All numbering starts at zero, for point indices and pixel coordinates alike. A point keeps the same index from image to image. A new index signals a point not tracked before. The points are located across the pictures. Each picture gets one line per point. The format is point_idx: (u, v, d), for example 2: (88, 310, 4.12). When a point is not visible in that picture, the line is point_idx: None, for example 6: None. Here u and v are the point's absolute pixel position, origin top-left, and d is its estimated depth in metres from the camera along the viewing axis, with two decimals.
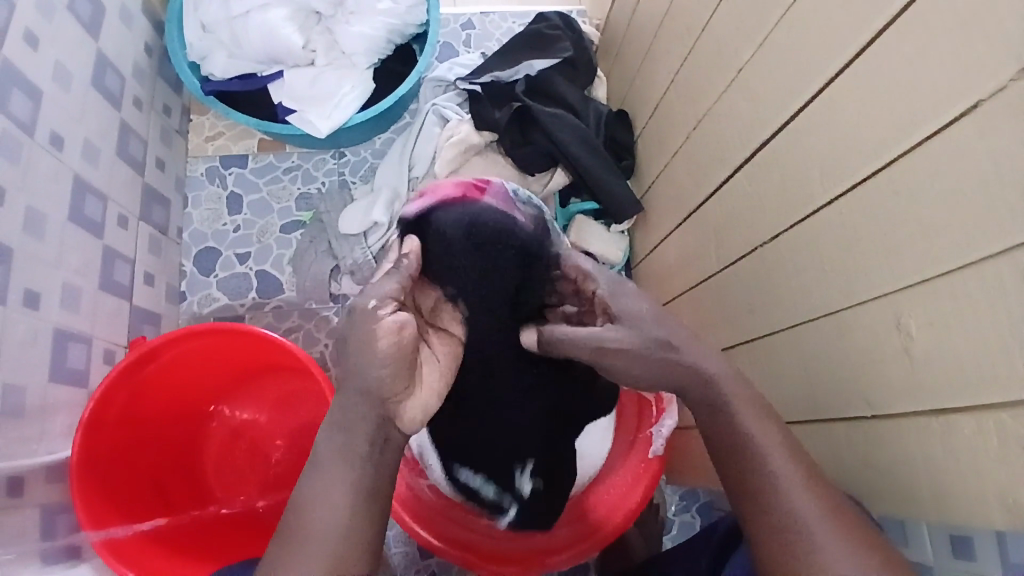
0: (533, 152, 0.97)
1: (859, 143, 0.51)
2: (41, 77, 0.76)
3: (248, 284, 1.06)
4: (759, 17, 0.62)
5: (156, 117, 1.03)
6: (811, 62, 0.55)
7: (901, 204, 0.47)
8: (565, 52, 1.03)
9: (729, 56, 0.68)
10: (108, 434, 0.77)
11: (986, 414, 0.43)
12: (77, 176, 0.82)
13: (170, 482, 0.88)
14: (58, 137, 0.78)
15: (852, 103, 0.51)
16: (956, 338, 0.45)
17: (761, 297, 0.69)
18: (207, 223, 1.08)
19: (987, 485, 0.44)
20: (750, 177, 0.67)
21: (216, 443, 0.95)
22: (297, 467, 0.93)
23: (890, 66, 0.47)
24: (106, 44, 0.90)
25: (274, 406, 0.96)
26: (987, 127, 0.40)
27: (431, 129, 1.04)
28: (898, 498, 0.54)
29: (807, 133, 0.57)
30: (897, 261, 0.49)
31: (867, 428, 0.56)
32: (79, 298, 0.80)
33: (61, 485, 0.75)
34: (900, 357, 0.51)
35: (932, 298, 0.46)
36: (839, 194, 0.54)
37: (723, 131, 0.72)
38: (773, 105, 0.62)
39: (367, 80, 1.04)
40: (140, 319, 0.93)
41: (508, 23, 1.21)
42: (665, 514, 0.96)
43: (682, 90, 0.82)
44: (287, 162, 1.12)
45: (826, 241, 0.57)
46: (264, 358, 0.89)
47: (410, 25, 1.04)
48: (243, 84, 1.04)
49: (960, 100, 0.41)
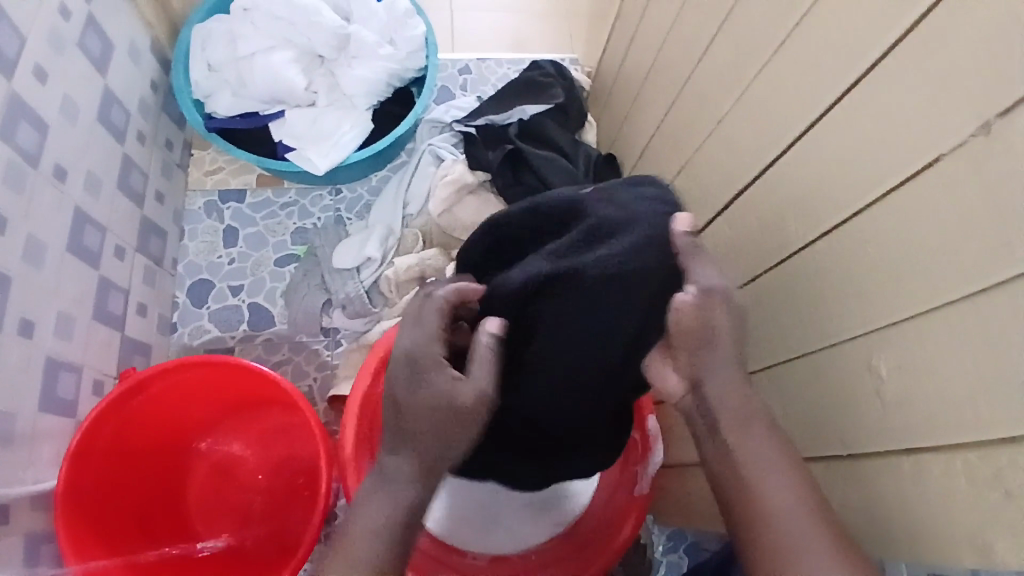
0: (523, 191, 0.99)
1: (830, 193, 0.54)
2: (49, 113, 0.79)
3: (240, 316, 1.07)
4: (738, 71, 0.66)
5: (158, 151, 1.05)
6: (786, 115, 0.58)
7: (871, 249, 0.50)
8: (556, 98, 1.07)
9: (711, 106, 0.72)
10: (95, 463, 0.77)
11: (954, 455, 0.45)
12: (78, 208, 0.83)
13: (154, 517, 0.87)
14: (62, 168, 0.81)
15: (823, 154, 0.54)
16: (923, 379, 0.47)
17: None
18: (202, 255, 1.10)
19: (958, 526, 0.45)
20: (731, 222, 0.70)
21: (202, 477, 0.94)
22: (281, 504, 0.92)
23: (858, 121, 0.50)
24: (113, 80, 0.93)
25: (262, 440, 0.96)
26: (944, 182, 0.43)
27: (427, 168, 1.08)
28: (874, 540, 0.55)
29: (782, 181, 0.60)
30: (868, 303, 0.51)
31: (843, 470, 0.57)
32: (72, 327, 0.81)
33: (43, 516, 0.75)
34: (873, 399, 0.52)
35: (902, 342, 0.48)
36: (812, 240, 0.56)
37: (705, 177, 0.75)
38: (750, 154, 0.65)
39: (366, 120, 1.08)
40: (132, 349, 0.94)
41: (503, 69, 1.26)
42: (652, 555, 0.95)
43: (667, 136, 0.85)
44: (284, 198, 1.15)
45: (801, 285, 0.59)
46: (254, 391, 0.89)
47: (409, 69, 1.09)
48: (246, 122, 1.07)
49: (922, 155, 0.44)
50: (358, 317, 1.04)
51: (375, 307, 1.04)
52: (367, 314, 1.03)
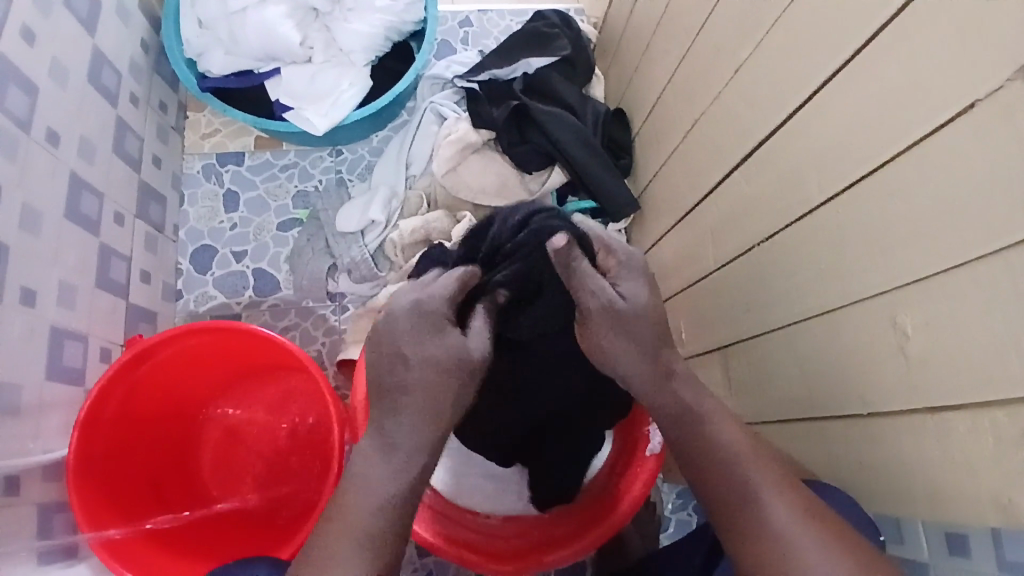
0: (530, 150, 0.98)
1: (856, 144, 0.51)
2: (38, 75, 0.76)
3: (245, 282, 1.06)
4: (756, 20, 0.62)
5: (153, 114, 1.02)
6: (808, 62, 0.55)
7: (899, 203, 0.48)
8: (562, 51, 1.02)
9: (728, 55, 0.69)
10: (103, 433, 0.77)
11: (979, 414, 0.44)
12: (73, 173, 0.81)
13: (166, 483, 0.88)
14: (55, 134, 0.78)
15: (849, 104, 0.51)
16: (949, 337, 0.46)
17: (756, 297, 0.69)
18: (204, 221, 1.08)
19: (980, 483, 0.45)
20: (748, 177, 0.67)
21: (213, 442, 0.94)
22: (295, 465, 0.93)
23: (886, 68, 0.47)
24: (102, 41, 0.90)
25: (271, 405, 0.96)
26: (979, 131, 0.40)
27: (428, 128, 1.05)
28: (892, 495, 0.55)
29: (803, 134, 0.57)
30: (893, 259, 0.49)
31: (862, 428, 0.56)
32: (74, 295, 0.80)
33: (57, 485, 0.75)
34: (895, 356, 0.51)
35: (928, 299, 0.46)
36: (834, 196, 0.54)
37: (720, 130, 0.72)
38: (769, 106, 0.62)
39: (364, 77, 1.04)
40: (137, 317, 0.93)
41: (505, 22, 1.21)
42: (661, 512, 0.97)
43: (680, 88, 0.82)
44: (283, 160, 1.12)
45: (820, 243, 0.57)
46: (260, 356, 0.89)
47: (408, 23, 1.04)
48: (239, 81, 1.04)
49: (954, 103, 0.42)
50: (365, 281, 1.02)
51: (383, 271, 1.02)
52: (374, 279, 1.02)
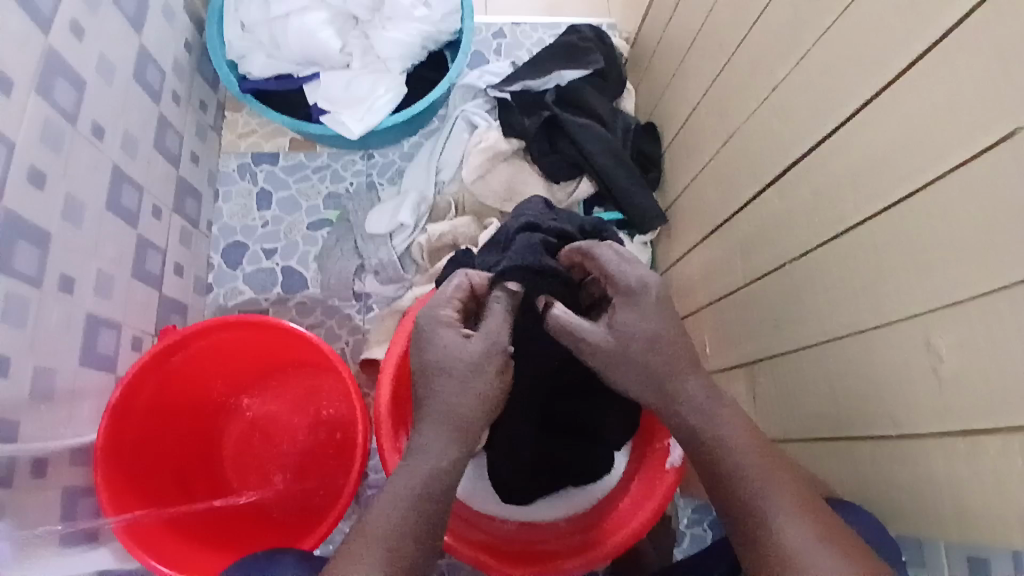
0: (559, 161, 0.99)
1: (892, 164, 0.51)
2: (86, 70, 0.78)
3: (274, 279, 1.07)
4: (792, 40, 0.63)
5: (193, 113, 1.05)
6: (846, 80, 0.56)
7: (935, 224, 0.48)
8: (596, 64, 1.04)
9: (762, 73, 0.69)
10: (133, 420, 0.79)
11: (1011, 436, 0.44)
12: (115, 166, 0.84)
13: (189, 472, 0.89)
14: (99, 128, 0.81)
15: (886, 125, 0.52)
16: (984, 360, 0.45)
17: (786, 313, 0.69)
18: (237, 217, 1.11)
19: (1011, 508, 0.45)
20: (781, 194, 0.67)
21: (236, 435, 0.96)
22: (315, 462, 0.94)
23: (925, 90, 0.47)
24: (148, 40, 0.93)
25: (295, 401, 0.97)
26: (1018, 154, 0.40)
27: (460, 135, 1.07)
28: (920, 518, 0.54)
29: (838, 153, 0.57)
30: (927, 280, 0.49)
31: (889, 448, 0.56)
32: (112, 284, 0.82)
33: (82, 470, 0.77)
34: (928, 377, 0.51)
35: (963, 320, 0.46)
36: (869, 215, 0.54)
37: (753, 147, 0.73)
38: (804, 125, 0.62)
39: (400, 83, 1.06)
40: (169, 308, 0.96)
41: (539, 34, 1.22)
42: (676, 527, 0.96)
43: (713, 104, 0.82)
44: (317, 161, 1.14)
45: (853, 261, 0.57)
46: (288, 351, 0.91)
47: (444, 32, 1.06)
48: (279, 84, 1.06)
49: (994, 126, 0.42)
50: (391, 283, 1.04)
51: (408, 274, 1.04)
52: (399, 281, 1.04)
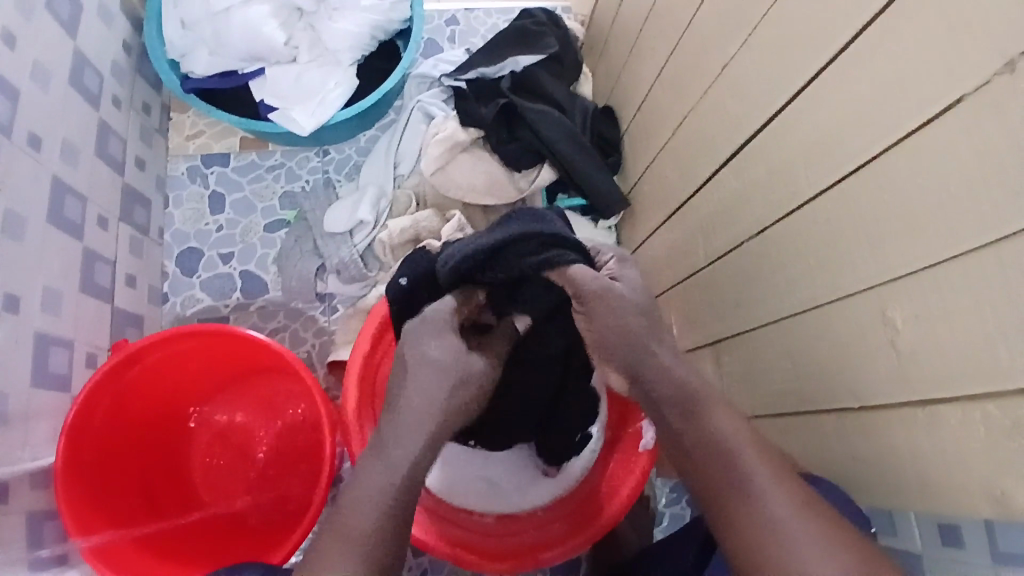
0: (518, 148, 0.98)
1: (842, 140, 0.51)
2: (18, 77, 0.74)
3: (233, 284, 1.04)
4: (744, 17, 0.62)
5: (136, 116, 1.01)
6: (795, 58, 0.55)
7: (887, 197, 0.48)
8: (551, 48, 1.01)
9: (715, 52, 0.69)
10: (90, 440, 0.76)
11: (971, 407, 0.44)
12: (56, 177, 0.80)
13: (157, 489, 0.87)
14: (37, 137, 0.77)
15: (834, 100, 0.52)
16: (940, 329, 0.46)
17: (747, 292, 0.69)
18: (189, 223, 1.07)
19: (971, 472, 0.46)
20: (738, 173, 0.67)
21: (203, 447, 0.93)
22: (286, 468, 0.92)
23: (871, 64, 0.47)
24: (84, 42, 0.88)
25: (261, 409, 0.95)
26: (969, 125, 0.40)
27: (417, 126, 1.04)
28: (883, 487, 0.56)
29: (791, 131, 0.58)
30: (882, 253, 0.49)
31: (853, 420, 0.57)
32: (60, 301, 0.79)
33: (45, 494, 0.74)
34: (887, 349, 0.51)
35: (916, 293, 0.47)
36: (822, 190, 0.55)
37: (709, 127, 0.72)
38: (758, 103, 0.62)
39: (352, 76, 1.03)
40: (124, 321, 0.92)
41: (493, 20, 1.20)
42: (656, 507, 0.97)
43: (669, 84, 0.82)
44: (270, 160, 1.11)
45: (811, 238, 0.57)
46: (250, 357, 0.88)
47: (395, 21, 1.04)
48: (224, 81, 1.02)
49: (941, 99, 0.42)
50: (354, 282, 1.01)
51: (371, 272, 1.01)
52: (363, 279, 1.01)
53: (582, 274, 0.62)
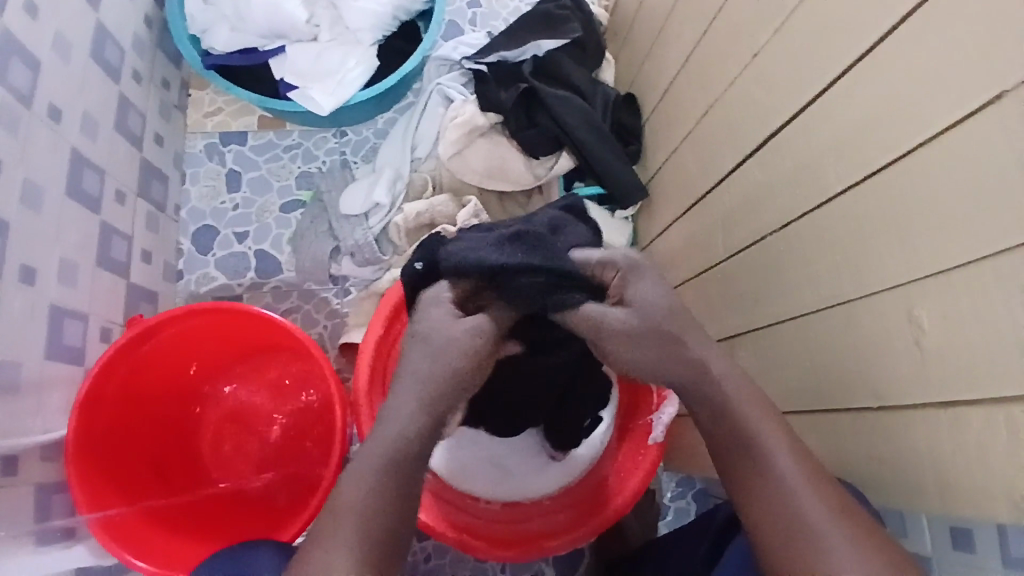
0: (537, 134, 0.96)
1: (875, 133, 0.50)
2: (40, 48, 0.74)
3: (247, 263, 1.04)
4: (775, 4, 0.61)
5: (155, 92, 1.00)
6: (828, 47, 0.54)
7: (919, 194, 0.46)
8: (574, 33, 1.00)
9: (745, 40, 0.67)
10: (102, 412, 0.77)
11: (995, 410, 0.43)
12: (75, 150, 0.80)
13: (166, 463, 0.87)
14: (56, 109, 0.76)
15: (868, 92, 0.50)
16: (969, 331, 0.44)
17: (768, 288, 0.68)
18: (206, 200, 1.07)
19: (994, 479, 0.44)
20: (764, 165, 0.65)
21: (214, 423, 0.94)
22: (297, 446, 0.93)
23: (909, 55, 0.46)
24: (105, 15, 0.88)
25: (272, 388, 0.95)
26: (1011, 120, 0.39)
27: (434, 110, 1.03)
28: (900, 490, 0.55)
29: (821, 122, 0.56)
30: (911, 252, 0.48)
31: (873, 420, 0.56)
32: (76, 274, 0.79)
33: (57, 464, 0.75)
34: (911, 350, 0.50)
35: (945, 293, 0.46)
36: (851, 185, 0.53)
37: (735, 118, 0.70)
38: (787, 94, 0.60)
39: (371, 57, 1.02)
40: (139, 297, 0.92)
41: (515, 3, 1.18)
42: (661, 500, 0.96)
43: (694, 72, 0.80)
44: (287, 140, 1.10)
45: (837, 234, 0.56)
46: (262, 337, 0.88)
47: (416, 2, 1.02)
48: (244, 59, 1.02)
49: (982, 92, 0.40)
50: (367, 265, 1.00)
51: (385, 255, 1.00)
52: (376, 262, 1.00)
53: (598, 314, 0.56)
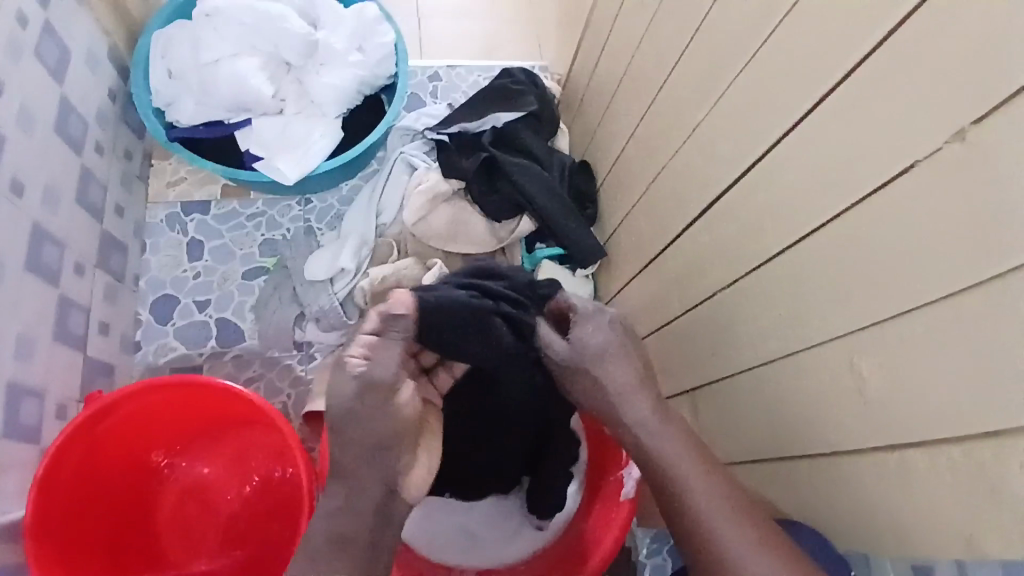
0: (500, 200, 1.00)
1: (808, 198, 0.55)
2: (5, 123, 0.74)
3: (208, 332, 1.03)
4: (713, 82, 0.67)
5: (117, 163, 1.01)
6: (762, 122, 0.60)
7: (850, 254, 0.51)
8: (531, 106, 1.06)
9: (687, 113, 0.73)
10: (55, 499, 0.72)
11: (939, 451, 0.46)
12: (36, 223, 0.79)
13: (118, 552, 0.82)
14: (20, 183, 0.76)
15: (799, 161, 0.55)
16: (906, 377, 0.48)
17: (723, 342, 0.71)
18: (166, 269, 1.06)
19: (942, 518, 0.47)
20: (711, 227, 0.70)
21: (169, 505, 0.89)
22: (258, 526, 0.89)
23: (831, 129, 0.51)
24: (70, 90, 0.89)
25: (232, 464, 0.92)
26: (924, 186, 0.44)
27: (399, 176, 1.06)
28: (858, 535, 0.57)
29: (759, 188, 0.61)
30: (848, 305, 0.52)
31: (827, 468, 0.58)
32: (34, 347, 0.77)
33: (4, 552, 0.70)
34: (855, 398, 0.53)
35: (883, 343, 0.49)
36: (790, 245, 0.58)
37: (683, 182, 0.76)
38: (726, 162, 0.66)
39: (336, 128, 1.06)
40: (95, 370, 0.89)
41: (473, 77, 1.25)
42: (637, 557, 0.96)
43: (643, 142, 0.86)
44: (251, 209, 1.11)
45: (781, 291, 0.60)
46: (222, 408, 0.86)
47: (380, 77, 1.07)
48: (208, 131, 1.04)
49: (898, 160, 0.45)
50: (333, 330, 1.01)
51: (351, 320, 1.01)
52: (342, 327, 1.01)
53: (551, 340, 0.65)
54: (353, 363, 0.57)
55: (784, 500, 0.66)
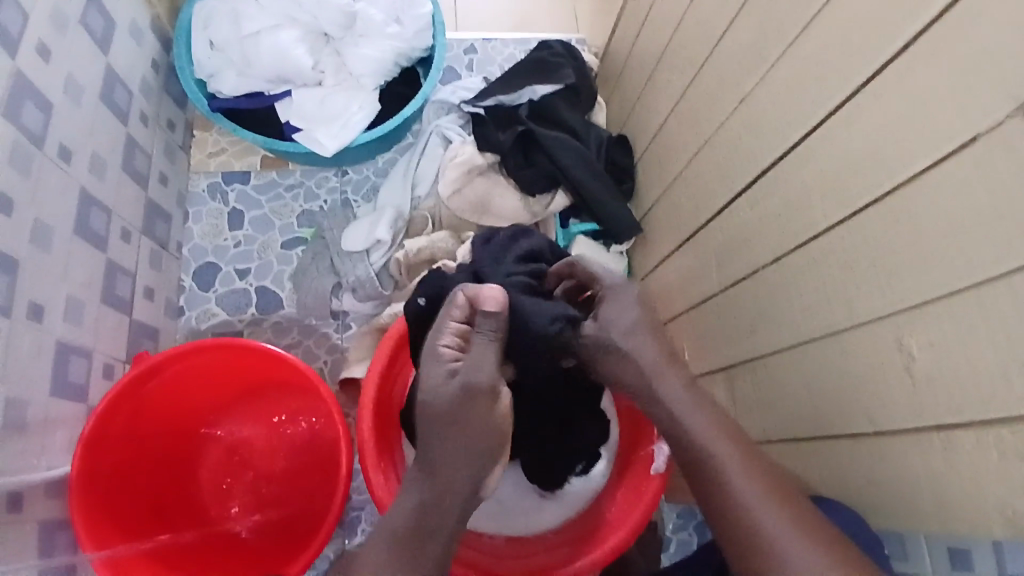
0: (536, 173, 1.00)
1: (859, 173, 0.53)
2: (51, 90, 0.76)
3: (248, 299, 1.05)
4: (760, 54, 0.65)
5: (161, 133, 1.03)
6: (811, 94, 0.58)
7: (902, 230, 0.50)
8: (568, 79, 1.05)
9: (731, 86, 0.71)
10: (107, 449, 0.76)
11: (985, 432, 0.45)
12: (84, 190, 0.82)
13: (166, 501, 0.86)
14: (67, 150, 0.79)
15: (850, 134, 0.54)
16: (956, 356, 0.47)
17: (764, 319, 0.70)
18: (208, 238, 1.08)
19: (986, 498, 0.46)
20: (754, 203, 0.69)
21: (214, 460, 0.93)
22: (297, 483, 0.92)
23: (886, 101, 0.50)
24: (115, 60, 0.91)
25: (273, 424, 0.95)
26: (983, 159, 0.42)
27: (434, 150, 1.07)
28: (899, 512, 0.56)
29: (807, 163, 0.60)
30: (897, 283, 0.51)
31: (869, 445, 0.58)
32: (81, 312, 0.80)
33: (59, 502, 0.74)
34: (903, 377, 0.52)
35: (933, 322, 0.48)
36: (837, 221, 0.57)
37: (725, 157, 0.74)
38: (772, 136, 0.64)
39: (374, 101, 1.06)
40: (140, 333, 0.93)
41: (510, 49, 1.24)
42: (662, 533, 0.96)
43: (684, 116, 0.84)
44: (290, 179, 1.13)
45: (825, 268, 0.59)
46: (264, 371, 0.88)
47: (416, 49, 1.07)
48: (251, 101, 1.05)
49: (957, 134, 0.44)
50: (369, 300, 1.03)
51: (387, 290, 1.02)
52: (378, 297, 1.02)
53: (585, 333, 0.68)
54: (444, 345, 0.66)
55: (822, 475, 0.66)
